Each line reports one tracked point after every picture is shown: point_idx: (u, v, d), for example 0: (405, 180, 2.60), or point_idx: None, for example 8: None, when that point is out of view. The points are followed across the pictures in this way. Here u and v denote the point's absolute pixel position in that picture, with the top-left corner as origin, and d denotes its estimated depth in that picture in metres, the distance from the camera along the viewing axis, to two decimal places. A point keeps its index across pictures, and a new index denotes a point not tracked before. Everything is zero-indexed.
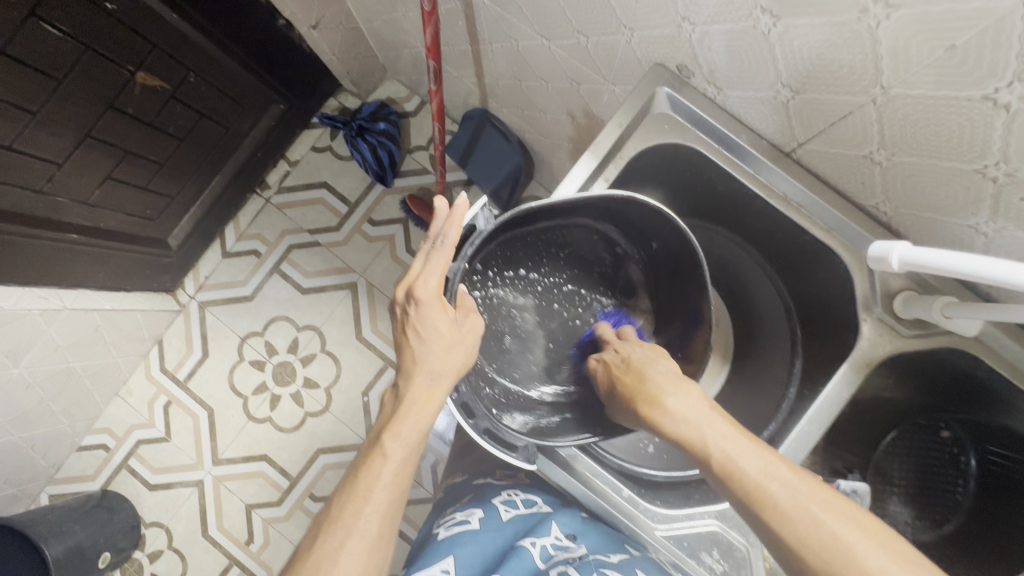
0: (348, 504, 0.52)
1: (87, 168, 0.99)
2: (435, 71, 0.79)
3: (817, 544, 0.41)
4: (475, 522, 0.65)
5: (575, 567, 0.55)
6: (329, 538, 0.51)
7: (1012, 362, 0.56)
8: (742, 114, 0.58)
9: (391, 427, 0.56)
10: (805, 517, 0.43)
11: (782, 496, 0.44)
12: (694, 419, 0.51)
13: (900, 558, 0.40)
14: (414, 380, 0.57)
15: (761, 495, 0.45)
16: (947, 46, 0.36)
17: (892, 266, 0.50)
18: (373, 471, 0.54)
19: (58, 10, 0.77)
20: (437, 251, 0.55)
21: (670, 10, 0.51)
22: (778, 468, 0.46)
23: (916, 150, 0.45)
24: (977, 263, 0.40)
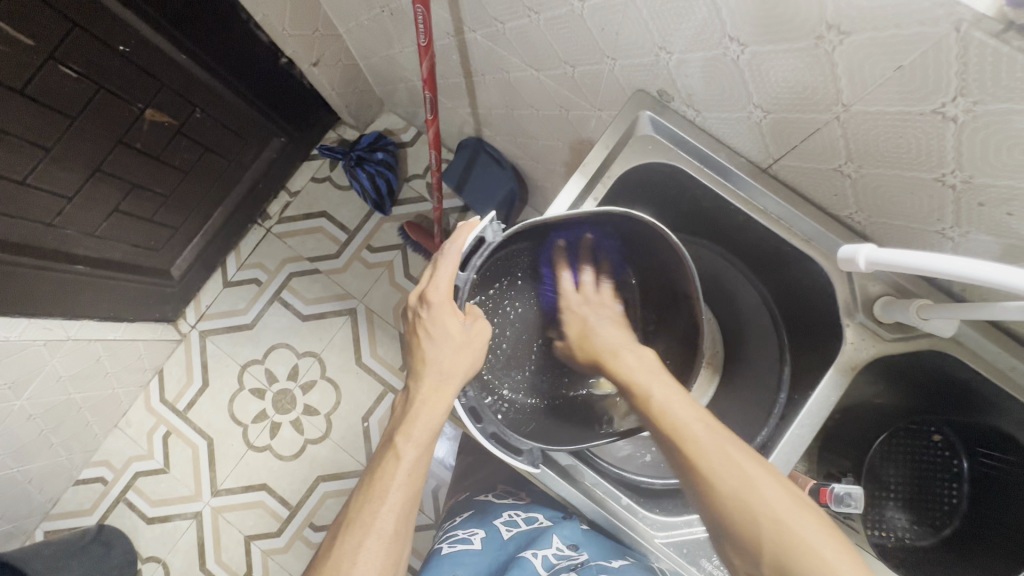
0: (366, 505, 0.54)
1: (97, 202, 1.02)
2: (431, 102, 0.83)
3: (727, 475, 0.50)
4: (478, 542, 0.66)
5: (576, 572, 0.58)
6: (349, 538, 0.52)
7: (991, 362, 0.58)
8: (721, 135, 0.61)
9: (403, 429, 0.58)
10: (723, 458, 0.51)
11: (705, 440, 0.52)
12: (642, 370, 0.61)
13: (785, 489, 0.49)
14: (423, 383, 0.59)
15: (688, 437, 0.53)
16: (896, 67, 0.40)
17: (861, 267, 0.51)
18: (388, 472, 0.56)
19: (74, 53, 0.82)
20: (444, 259, 0.57)
21: (648, 42, 0.55)
22: (703, 417, 0.55)
23: (880, 162, 0.49)
24: (940, 260, 0.42)
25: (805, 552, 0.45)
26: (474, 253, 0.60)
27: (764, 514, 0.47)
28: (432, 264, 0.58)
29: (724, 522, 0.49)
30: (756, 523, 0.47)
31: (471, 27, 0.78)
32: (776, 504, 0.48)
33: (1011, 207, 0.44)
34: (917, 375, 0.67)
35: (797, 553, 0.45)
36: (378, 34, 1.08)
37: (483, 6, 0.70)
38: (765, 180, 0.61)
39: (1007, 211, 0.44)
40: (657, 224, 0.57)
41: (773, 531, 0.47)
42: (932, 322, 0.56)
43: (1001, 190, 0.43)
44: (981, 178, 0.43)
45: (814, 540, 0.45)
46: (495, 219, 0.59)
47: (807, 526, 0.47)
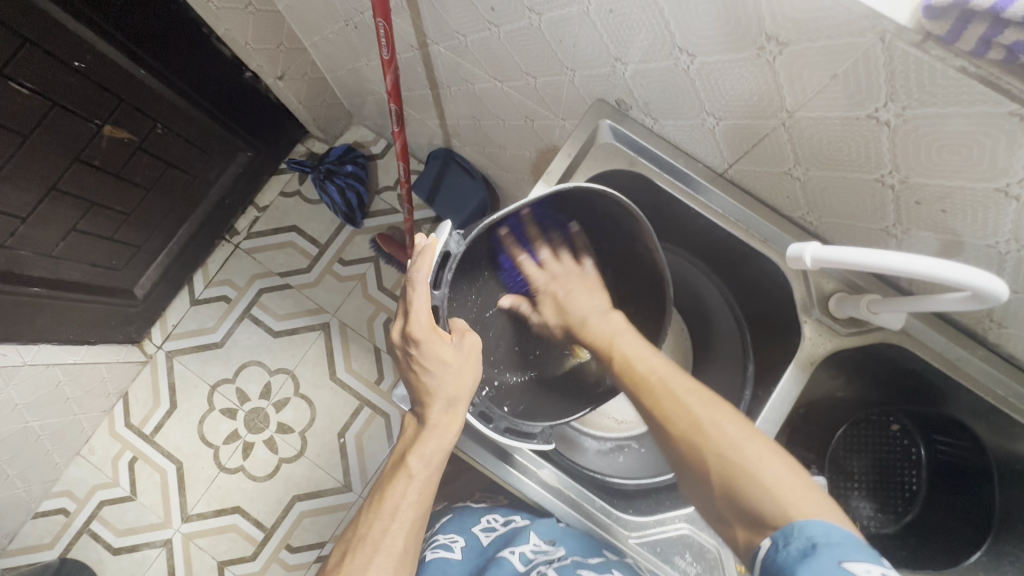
0: (376, 522, 0.54)
1: (53, 221, 0.99)
2: (396, 113, 0.82)
3: (680, 421, 0.53)
4: (457, 550, 0.65)
5: (554, 568, 0.56)
6: (359, 555, 0.52)
7: (938, 352, 0.62)
8: (679, 141, 0.63)
9: (415, 449, 0.56)
10: (671, 402, 0.54)
11: (661, 386, 0.56)
12: (611, 331, 0.65)
13: (735, 420, 0.52)
14: (432, 409, 0.57)
15: (646, 385, 0.57)
16: (832, 74, 0.42)
17: (808, 265, 0.52)
18: (398, 490, 0.55)
19: (25, 69, 0.79)
20: (414, 291, 0.54)
21: (604, 52, 0.57)
22: (666, 366, 0.58)
23: (824, 166, 0.51)
24: (888, 257, 0.43)
25: (741, 478, 0.48)
26: (444, 267, 0.58)
27: (714, 445, 0.50)
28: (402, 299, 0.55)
29: (678, 454, 0.53)
30: (699, 462, 0.51)
31: (434, 40, 0.79)
32: (722, 443, 0.50)
33: (944, 204, 0.47)
34: (873, 369, 0.69)
35: (742, 484, 0.47)
36: (344, 48, 1.08)
37: (445, 19, 0.71)
38: (723, 184, 0.63)
39: (942, 208, 0.47)
40: (625, 198, 0.58)
41: (714, 455, 0.50)
42: (882, 316, 0.59)
43: (936, 188, 0.46)
44: (915, 178, 0.46)
45: (754, 467, 0.47)
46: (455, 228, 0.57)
47: (765, 463, 0.48)
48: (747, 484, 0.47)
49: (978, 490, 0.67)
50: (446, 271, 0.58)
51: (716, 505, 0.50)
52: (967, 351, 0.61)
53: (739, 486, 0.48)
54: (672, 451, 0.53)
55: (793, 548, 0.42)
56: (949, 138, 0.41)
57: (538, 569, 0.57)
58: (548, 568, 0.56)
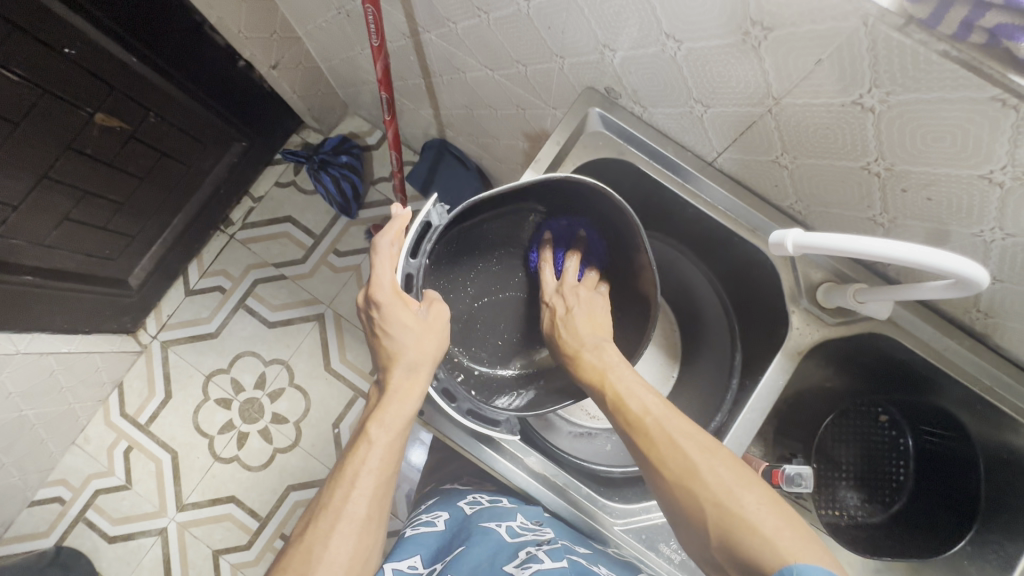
0: (337, 489, 0.53)
1: (45, 209, 0.98)
2: (387, 102, 0.82)
3: (677, 468, 0.50)
4: (440, 524, 0.66)
5: (543, 550, 0.56)
6: (321, 524, 0.51)
7: (926, 341, 0.62)
8: (668, 130, 0.63)
9: (375, 416, 0.56)
10: (669, 447, 0.51)
11: (657, 429, 0.52)
12: (605, 362, 0.60)
13: (732, 466, 0.49)
14: (392, 374, 0.57)
15: (641, 427, 0.53)
16: (816, 60, 0.42)
17: (789, 251, 0.52)
18: (359, 456, 0.54)
19: (14, 55, 0.79)
20: (379, 255, 0.56)
21: (593, 39, 0.56)
22: (662, 405, 0.55)
23: (811, 153, 0.51)
24: (862, 241, 0.44)
25: (743, 530, 0.45)
26: (423, 239, 0.60)
27: (711, 494, 0.48)
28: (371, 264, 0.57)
29: (673, 501, 0.50)
30: (694, 512, 0.48)
31: (425, 28, 0.78)
32: (719, 490, 0.48)
33: (929, 192, 0.47)
34: (861, 359, 0.70)
35: (740, 535, 0.45)
36: (337, 37, 1.08)
37: (434, 6, 0.71)
38: (712, 173, 0.63)
39: (927, 196, 0.47)
40: (596, 182, 0.57)
41: (711, 505, 0.47)
42: (869, 305, 0.59)
43: (921, 175, 0.46)
44: (901, 166, 0.46)
45: (754, 518, 0.45)
46: (439, 202, 0.59)
47: (763, 513, 0.46)
48: (745, 535, 0.45)
49: (963, 478, 0.68)
50: (425, 241, 0.59)
51: (713, 553, 0.47)
52: (953, 341, 0.61)
53: (738, 537, 0.45)
54: (667, 498, 0.50)
55: None
56: (934, 124, 0.41)
57: (527, 549, 0.57)
58: (537, 549, 0.56)
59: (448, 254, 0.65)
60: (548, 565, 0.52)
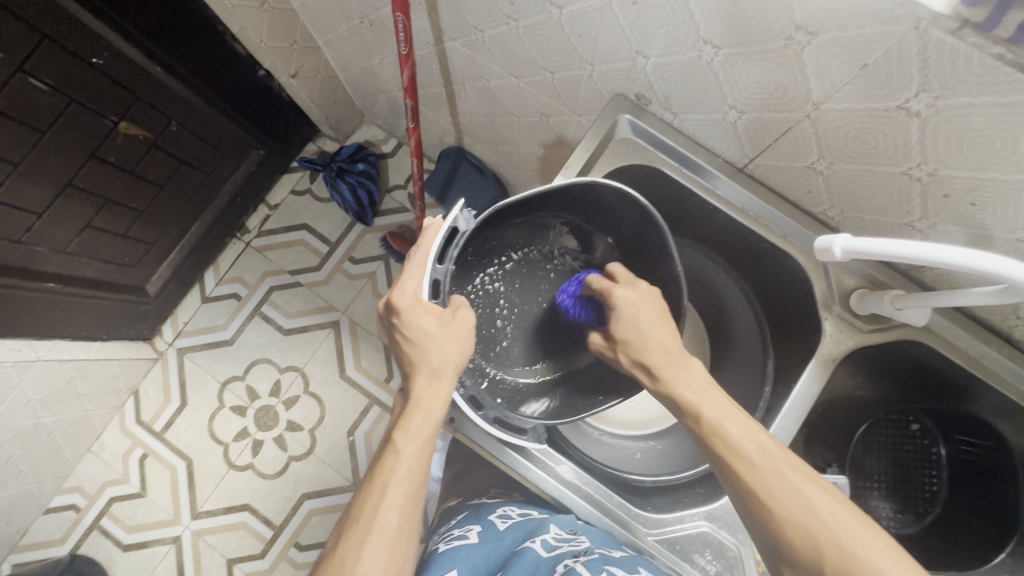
0: (366, 500, 0.52)
1: (68, 216, 0.99)
2: (412, 109, 0.82)
3: (788, 506, 0.45)
4: (474, 536, 0.64)
5: (582, 563, 0.52)
6: (353, 536, 0.50)
7: (962, 348, 0.61)
8: (697, 136, 0.63)
9: (401, 425, 0.55)
10: (779, 483, 0.46)
11: (760, 461, 0.48)
12: (694, 385, 0.53)
13: (846, 505, 0.46)
14: (416, 381, 0.57)
15: (743, 459, 0.48)
16: (861, 65, 0.41)
17: (836, 256, 0.50)
18: (387, 467, 0.53)
19: (44, 65, 0.80)
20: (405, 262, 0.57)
21: (626, 46, 0.57)
22: (759, 434, 0.50)
23: (850, 159, 0.51)
24: (932, 249, 0.42)
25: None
26: (449, 245, 0.60)
27: (832, 538, 0.43)
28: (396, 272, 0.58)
29: (776, 538, 0.46)
30: (806, 553, 0.44)
31: (450, 37, 0.79)
32: (841, 534, 0.43)
33: (973, 197, 0.46)
34: (893, 364, 0.69)
35: None
36: (357, 46, 1.09)
37: (461, 14, 0.71)
38: (742, 179, 0.63)
39: (970, 201, 0.47)
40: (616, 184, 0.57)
41: (831, 550, 0.43)
42: (906, 312, 0.58)
43: (965, 180, 0.45)
44: (945, 171, 0.46)
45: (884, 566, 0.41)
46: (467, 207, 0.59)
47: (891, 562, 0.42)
48: None
49: (1001, 489, 0.67)
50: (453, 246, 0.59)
51: None
52: (990, 348, 0.60)
53: None
54: (769, 536, 0.46)
55: None
56: (980, 130, 0.40)
57: (564, 562, 0.54)
58: (575, 561, 0.53)
59: (473, 262, 0.65)
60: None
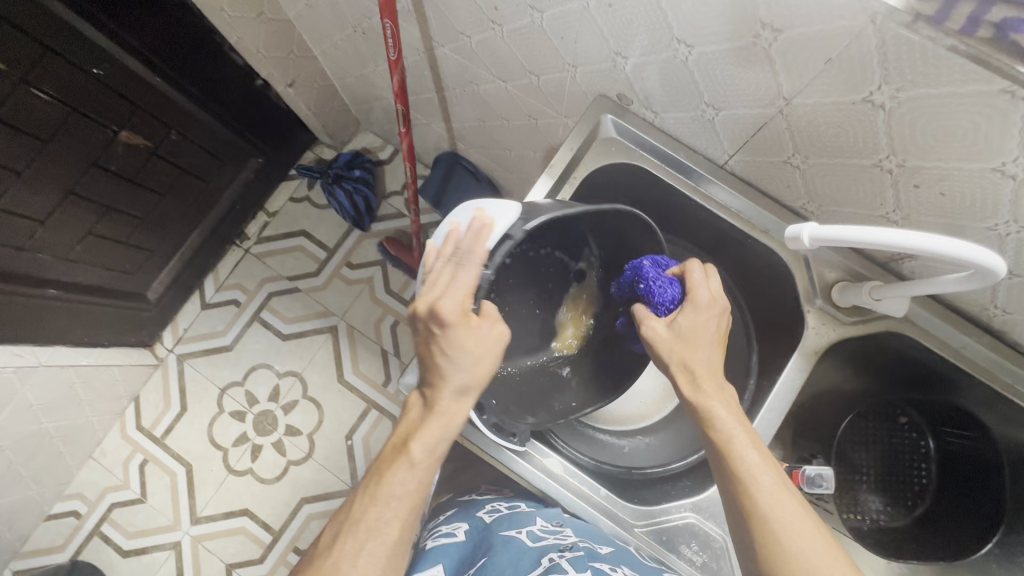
0: (370, 506, 0.53)
1: (70, 224, 1.01)
2: (403, 114, 0.84)
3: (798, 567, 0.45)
4: (461, 533, 0.65)
5: (568, 560, 0.53)
6: (350, 539, 0.51)
7: (943, 339, 0.62)
8: (679, 134, 0.65)
9: (416, 437, 0.55)
10: (793, 544, 0.45)
11: (778, 516, 0.47)
12: (735, 422, 0.51)
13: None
14: (441, 395, 0.55)
15: (761, 507, 0.47)
16: (826, 60, 0.43)
17: (805, 244, 0.50)
18: (396, 477, 0.53)
19: (47, 77, 0.82)
20: (461, 267, 0.54)
21: (606, 48, 0.58)
22: (787, 488, 0.48)
23: (824, 153, 0.52)
24: (899, 235, 0.42)
25: None
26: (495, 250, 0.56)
27: None
28: (448, 271, 0.54)
29: None
30: None
31: (439, 43, 0.81)
32: None
33: (942, 187, 0.47)
34: (878, 356, 0.70)
35: None
36: (351, 55, 1.11)
37: (449, 20, 0.73)
38: (723, 175, 0.64)
39: (940, 191, 0.48)
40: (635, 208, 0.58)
41: None
42: (885, 303, 0.59)
43: (933, 171, 0.47)
44: (913, 162, 0.47)
45: None
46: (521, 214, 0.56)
47: None
48: None
49: (988, 480, 0.68)
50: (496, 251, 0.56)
51: None
52: (971, 338, 0.61)
53: None
54: None
55: None
56: (942, 120, 0.42)
57: (550, 557, 0.54)
58: (560, 557, 0.54)
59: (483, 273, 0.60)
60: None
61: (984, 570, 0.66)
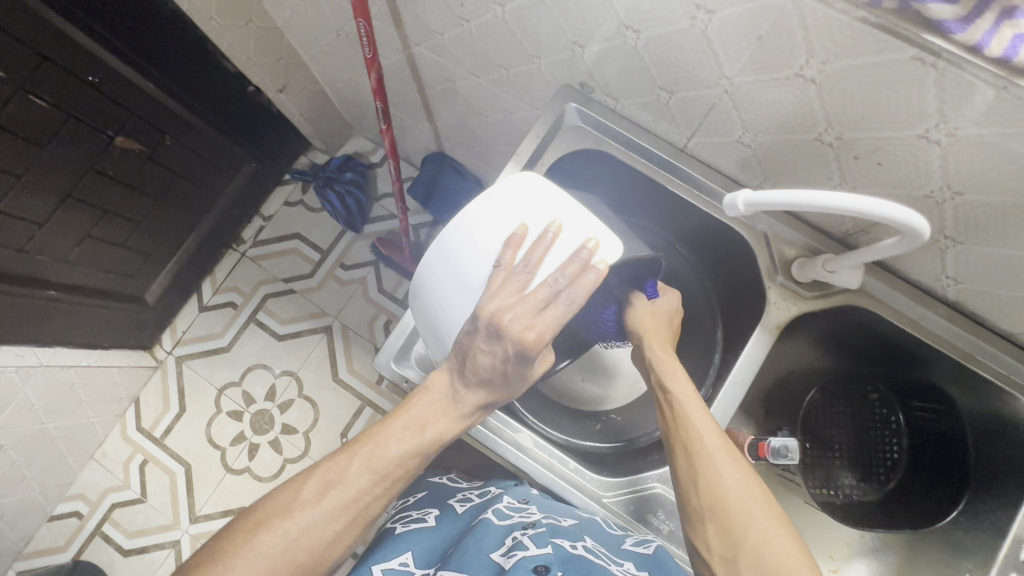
0: (363, 478, 0.54)
1: (69, 226, 1.05)
2: (382, 111, 0.87)
3: (728, 505, 0.53)
4: (432, 519, 0.66)
5: (530, 538, 0.54)
6: (333, 503, 0.53)
7: (902, 311, 0.64)
8: (640, 120, 0.67)
9: (426, 426, 0.56)
10: (722, 485, 0.54)
11: (709, 464, 0.55)
12: (681, 392, 0.61)
13: (783, 527, 0.53)
14: (466, 398, 0.57)
15: (703, 457, 0.56)
16: (757, 38, 0.46)
17: (741, 210, 0.50)
18: (395, 459, 0.55)
19: (44, 84, 0.86)
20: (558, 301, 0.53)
21: (564, 38, 0.61)
22: (726, 447, 0.57)
23: (770, 130, 0.55)
24: (824, 199, 0.44)
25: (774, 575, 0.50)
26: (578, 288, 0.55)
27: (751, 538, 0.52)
28: (541, 302, 0.52)
29: (709, 527, 0.54)
30: (736, 544, 0.52)
31: (416, 42, 0.84)
32: (763, 539, 0.52)
33: (879, 156, 0.50)
34: (843, 332, 0.72)
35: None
36: (338, 59, 1.15)
37: (422, 19, 0.77)
38: (684, 158, 0.67)
39: (878, 161, 0.50)
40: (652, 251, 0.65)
41: (751, 546, 0.52)
42: (839, 274, 0.61)
43: (868, 142, 0.49)
44: (849, 134, 0.49)
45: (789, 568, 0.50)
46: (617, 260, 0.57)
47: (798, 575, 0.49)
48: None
49: (954, 450, 0.70)
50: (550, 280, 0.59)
51: None
52: (927, 309, 0.63)
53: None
54: (703, 524, 0.54)
55: None
56: (868, 90, 0.44)
57: (514, 535, 0.56)
58: (522, 535, 0.55)
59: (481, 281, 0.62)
60: (532, 552, 0.51)
61: (953, 539, 0.67)
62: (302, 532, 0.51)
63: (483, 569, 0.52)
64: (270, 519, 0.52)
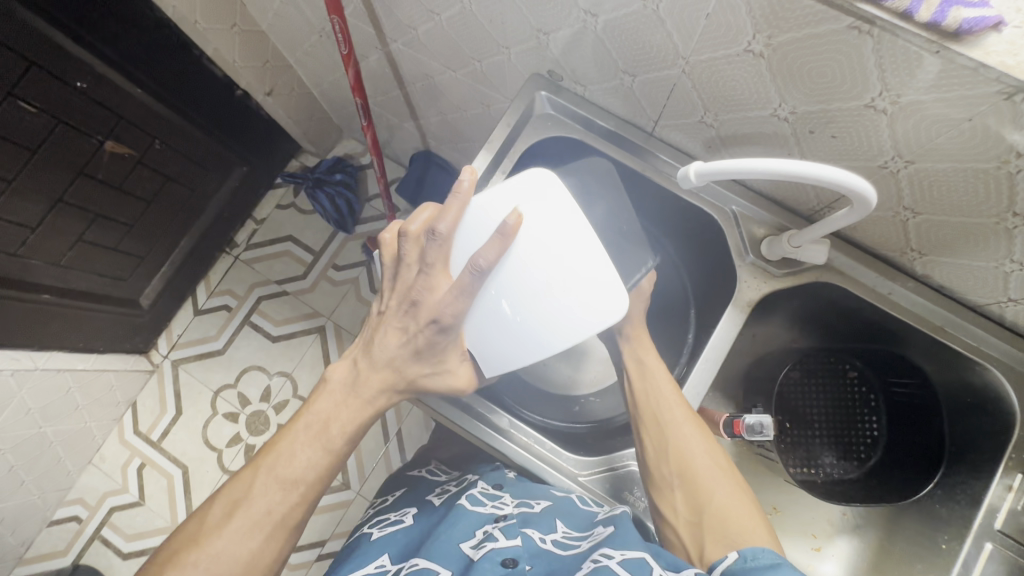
0: (269, 488, 0.55)
1: (61, 230, 1.07)
2: (362, 107, 0.88)
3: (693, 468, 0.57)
4: (409, 519, 0.68)
5: (501, 529, 0.56)
6: (242, 522, 0.54)
7: (871, 286, 0.65)
8: (609, 106, 0.69)
9: (327, 423, 0.58)
10: (688, 450, 0.58)
11: (677, 431, 0.59)
12: (652, 366, 0.64)
13: (740, 488, 0.57)
14: (366, 382, 0.59)
15: (671, 424, 0.59)
16: (706, 15, 0.47)
17: (693, 181, 0.53)
18: (297, 462, 0.56)
19: (32, 89, 0.88)
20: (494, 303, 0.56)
21: (529, 27, 0.63)
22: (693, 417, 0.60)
23: (728, 108, 0.56)
24: (778, 164, 0.45)
25: (736, 527, 0.53)
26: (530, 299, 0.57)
27: (715, 497, 0.55)
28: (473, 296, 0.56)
29: (675, 489, 0.57)
30: (699, 502, 0.55)
31: (393, 38, 0.86)
32: (724, 497, 0.55)
33: (832, 130, 0.51)
34: (817, 311, 0.73)
35: (734, 531, 0.53)
36: (323, 60, 1.17)
37: (396, 15, 0.78)
38: (652, 141, 0.68)
39: (832, 134, 0.52)
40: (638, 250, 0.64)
41: (713, 503, 0.55)
42: (804, 249, 0.62)
43: (821, 115, 0.50)
44: (802, 108, 0.51)
45: (749, 521, 0.53)
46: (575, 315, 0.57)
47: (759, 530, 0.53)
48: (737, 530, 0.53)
49: (930, 423, 0.71)
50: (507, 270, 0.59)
51: (695, 542, 0.54)
52: (896, 283, 0.64)
53: (728, 529, 0.53)
54: (670, 486, 0.57)
55: (760, 562, 0.47)
56: (815, 61, 0.46)
57: (484, 529, 0.57)
58: (494, 527, 0.57)
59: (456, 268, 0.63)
60: (502, 544, 0.53)
61: (932, 514, 0.67)
62: (212, 560, 0.52)
63: (452, 560, 0.53)
64: (179, 556, 0.52)
